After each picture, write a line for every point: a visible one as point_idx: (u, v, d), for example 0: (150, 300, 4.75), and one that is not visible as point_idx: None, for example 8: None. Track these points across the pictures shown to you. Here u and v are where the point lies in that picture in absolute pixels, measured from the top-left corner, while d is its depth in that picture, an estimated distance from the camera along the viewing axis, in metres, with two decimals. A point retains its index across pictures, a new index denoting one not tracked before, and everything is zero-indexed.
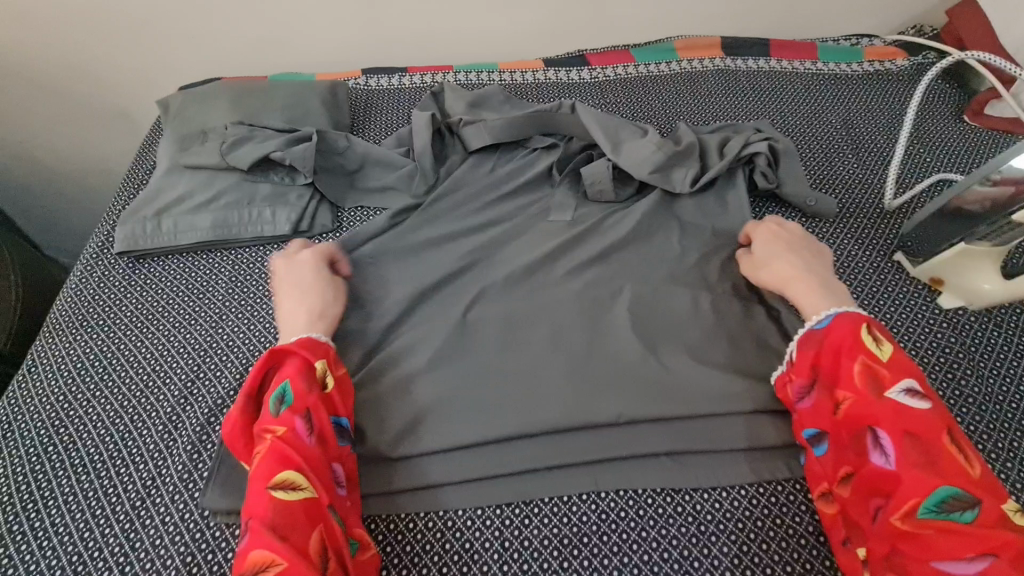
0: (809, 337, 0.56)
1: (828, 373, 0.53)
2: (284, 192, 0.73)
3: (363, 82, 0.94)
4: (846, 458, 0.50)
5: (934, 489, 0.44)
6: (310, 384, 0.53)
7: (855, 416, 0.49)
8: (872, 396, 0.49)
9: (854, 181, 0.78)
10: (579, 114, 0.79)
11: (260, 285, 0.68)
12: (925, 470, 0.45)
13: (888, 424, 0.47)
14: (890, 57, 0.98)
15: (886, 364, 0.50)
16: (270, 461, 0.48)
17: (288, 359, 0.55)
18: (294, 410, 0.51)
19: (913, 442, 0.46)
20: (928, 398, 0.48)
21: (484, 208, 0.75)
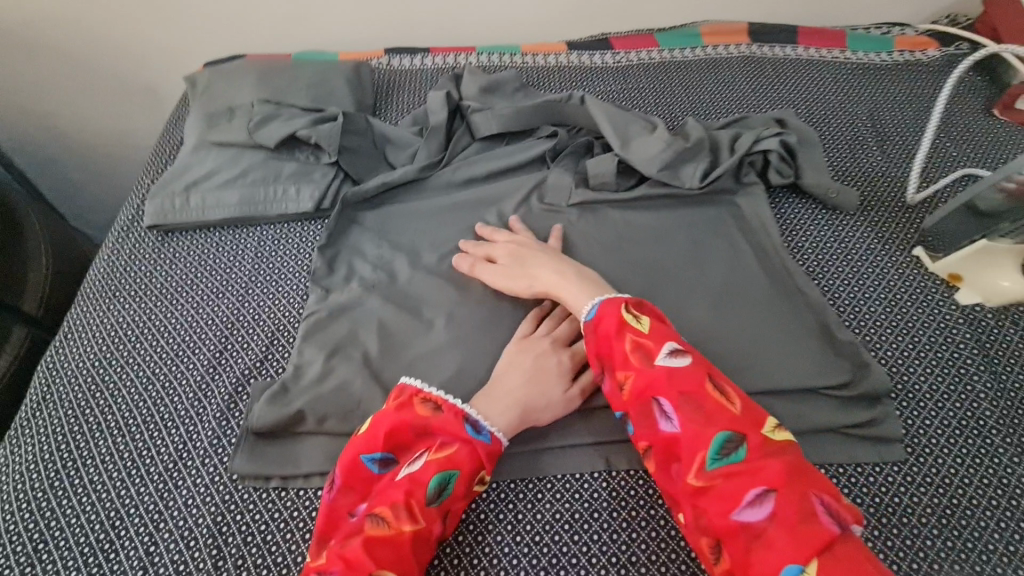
0: (585, 328, 0.57)
1: (609, 360, 0.55)
2: (309, 170, 0.74)
3: (386, 62, 0.94)
4: (640, 431, 0.51)
5: (712, 436, 0.48)
6: (468, 490, 0.51)
7: (639, 389, 0.51)
8: (645, 367, 0.52)
9: (877, 173, 0.78)
10: (588, 107, 0.79)
11: (286, 262, 0.70)
12: (700, 424, 0.48)
13: (665, 390, 0.50)
14: (921, 47, 0.96)
15: (649, 335, 0.53)
16: (390, 550, 0.46)
17: (476, 451, 0.52)
18: (438, 510, 0.49)
19: (686, 399, 0.50)
20: (688, 355, 0.53)
21: (504, 191, 0.76)
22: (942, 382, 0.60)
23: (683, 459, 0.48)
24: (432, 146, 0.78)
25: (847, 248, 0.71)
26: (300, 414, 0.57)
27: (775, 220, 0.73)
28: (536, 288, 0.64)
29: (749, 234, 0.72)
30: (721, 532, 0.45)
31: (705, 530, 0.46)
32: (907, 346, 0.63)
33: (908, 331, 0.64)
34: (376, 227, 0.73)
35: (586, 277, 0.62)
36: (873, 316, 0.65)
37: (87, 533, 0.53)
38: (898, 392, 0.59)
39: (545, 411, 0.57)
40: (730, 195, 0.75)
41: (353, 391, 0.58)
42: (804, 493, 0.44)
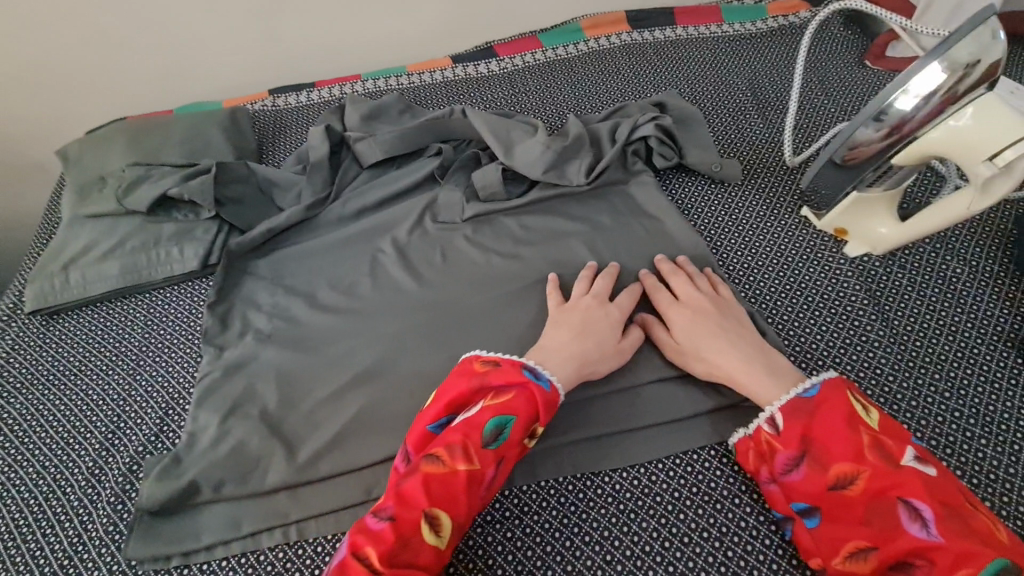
0: (795, 404, 0.51)
1: (824, 443, 0.48)
2: (190, 227, 0.72)
3: (270, 103, 0.93)
4: (867, 530, 0.45)
5: (990, 557, 0.40)
6: (525, 436, 0.51)
7: (879, 489, 0.45)
8: (889, 466, 0.45)
9: (759, 141, 0.79)
10: (469, 120, 0.79)
11: (177, 326, 0.68)
12: (967, 538, 0.41)
13: (915, 491, 0.44)
14: (792, 11, 0.99)
15: (887, 432, 0.47)
16: (444, 488, 0.47)
17: (535, 398, 0.52)
18: (496, 455, 0.49)
19: (949, 511, 0.43)
20: (937, 464, 0.46)
21: (397, 216, 0.75)
22: (836, 338, 0.61)
23: (929, 566, 0.42)
24: (317, 182, 0.77)
25: (738, 219, 0.71)
26: (195, 484, 0.55)
27: (665, 201, 0.73)
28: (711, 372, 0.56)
29: (642, 220, 0.72)
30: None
31: None
32: (802, 307, 0.63)
33: (802, 292, 0.64)
34: (268, 274, 0.71)
35: (773, 365, 0.54)
36: (767, 282, 0.66)
37: None
38: (796, 354, 0.60)
39: (597, 367, 0.57)
40: (619, 184, 0.75)
41: (251, 450, 0.56)
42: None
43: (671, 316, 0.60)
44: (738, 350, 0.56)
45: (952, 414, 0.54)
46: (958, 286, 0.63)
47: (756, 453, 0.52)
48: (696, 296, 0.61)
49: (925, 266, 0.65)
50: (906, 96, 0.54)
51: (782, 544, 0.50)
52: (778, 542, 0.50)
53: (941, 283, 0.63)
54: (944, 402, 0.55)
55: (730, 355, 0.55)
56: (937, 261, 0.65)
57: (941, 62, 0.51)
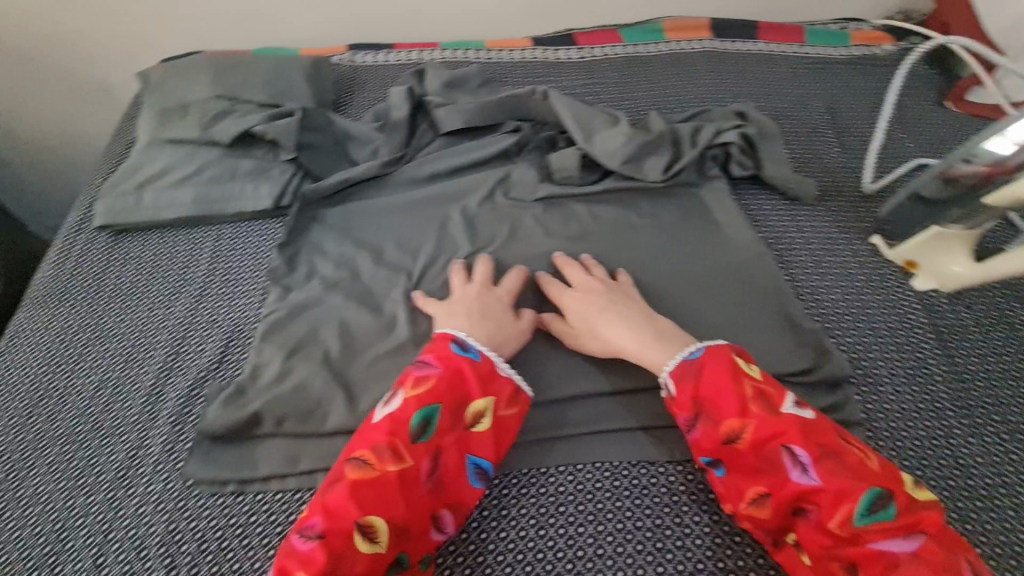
0: (682, 370, 0.54)
1: (710, 401, 0.51)
2: (267, 167, 0.72)
3: (348, 58, 0.93)
4: (759, 479, 0.48)
5: (861, 488, 0.45)
6: (455, 417, 0.51)
7: (763, 440, 0.48)
8: (774, 416, 0.49)
9: (835, 165, 0.79)
10: (551, 102, 0.79)
11: (245, 261, 0.68)
12: (846, 477, 0.45)
13: (799, 438, 0.47)
14: (876, 42, 0.98)
15: (769, 385, 0.51)
16: (373, 491, 0.47)
17: (452, 368, 0.53)
18: (427, 448, 0.49)
19: (824, 450, 0.47)
20: (811, 407, 0.50)
21: (469, 185, 0.75)
22: (899, 366, 0.61)
23: (816, 508, 0.45)
24: (394, 141, 0.77)
25: (810, 237, 0.72)
26: (256, 416, 0.55)
27: (739, 211, 0.74)
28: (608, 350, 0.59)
29: (712, 226, 0.72)
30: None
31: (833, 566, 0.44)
32: (866, 332, 0.64)
33: (868, 317, 0.65)
34: (337, 224, 0.72)
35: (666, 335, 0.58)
36: (833, 302, 0.66)
37: (31, 547, 0.50)
38: (857, 376, 0.60)
39: (504, 347, 0.58)
40: (692, 187, 0.75)
41: (313, 391, 0.57)
42: (948, 549, 0.42)
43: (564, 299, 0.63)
44: (614, 330, 0.59)
45: (1007, 457, 0.55)
46: None
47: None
48: (591, 283, 0.63)
49: (991, 310, 0.65)
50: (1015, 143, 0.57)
51: None
52: None
53: (1006, 329, 0.64)
54: (1002, 445, 0.56)
55: (618, 329, 0.59)
56: (1005, 307, 0.65)
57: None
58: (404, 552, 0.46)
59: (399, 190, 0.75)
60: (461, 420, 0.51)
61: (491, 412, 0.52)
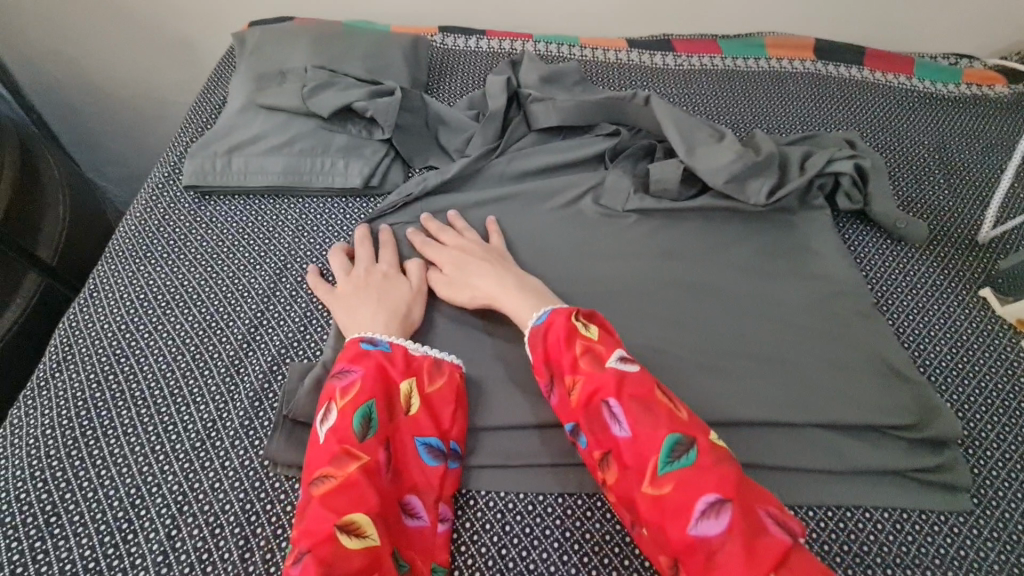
0: (534, 334, 0.53)
1: (558, 364, 0.51)
2: (360, 145, 0.71)
3: (440, 41, 0.91)
4: (591, 440, 0.47)
5: (664, 440, 0.44)
6: (388, 401, 0.50)
7: (590, 396, 0.47)
8: (596, 372, 0.48)
9: (945, 208, 0.75)
10: (652, 109, 0.76)
11: (329, 239, 0.67)
12: (653, 428, 0.45)
13: (616, 393, 0.46)
14: (988, 82, 0.94)
15: (600, 341, 0.50)
16: (343, 495, 0.43)
17: (378, 363, 0.51)
18: (377, 440, 0.47)
19: (638, 403, 0.46)
20: (637, 362, 0.49)
21: (560, 187, 0.73)
22: (1012, 432, 0.57)
23: (631, 466, 0.45)
24: (488, 132, 0.75)
25: (916, 282, 0.68)
26: None
27: (841, 246, 0.70)
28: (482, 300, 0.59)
29: (811, 257, 0.69)
30: (684, 564, 0.41)
31: (662, 545, 0.42)
32: (974, 392, 0.60)
33: (976, 376, 0.61)
34: (425, 210, 0.70)
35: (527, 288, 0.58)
36: (938, 355, 0.62)
37: (104, 510, 0.49)
38: (965, 437, 0.57)
39: (411, 313, 0.59)
40: (793, 215, 0.72)
41: None
42: (753, 506, 0.41)
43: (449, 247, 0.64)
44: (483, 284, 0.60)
45: None
46: None
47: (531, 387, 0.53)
48: (462, 241, 0.64)
49: None
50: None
51: None
52: None
53: None
54: None
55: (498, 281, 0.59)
56: None
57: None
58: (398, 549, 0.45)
59: (488, 183, 0.73)
60: (398, 408, 0.51)
61: (417, 392, 0.52)
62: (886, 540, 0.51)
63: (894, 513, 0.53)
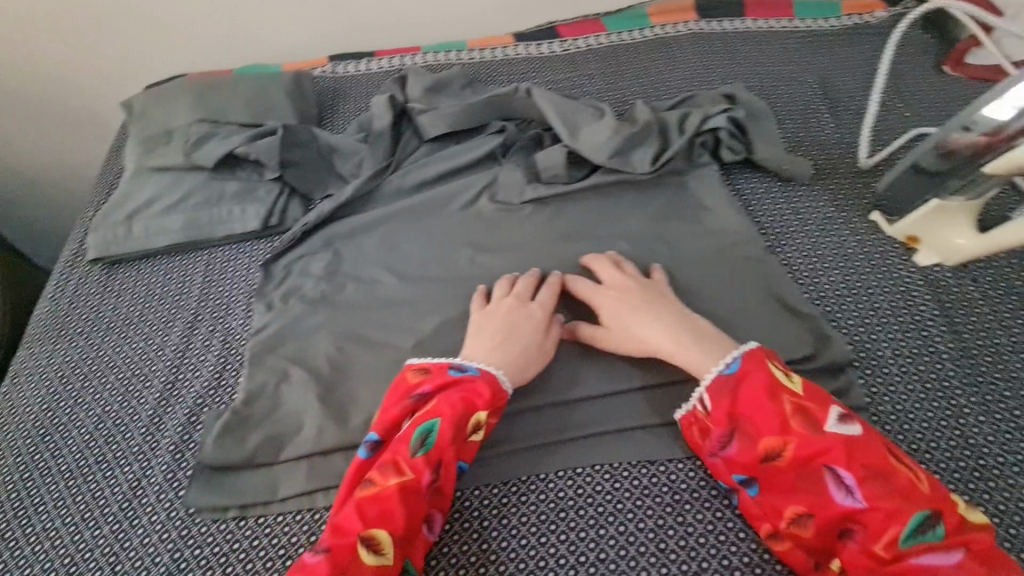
0: (716, 383, 0.52)
1: (750, 419, 0.50)
2: (253, 188, 0.73)
3: (330, 70, 0.93)
4: (799, 500, 0.47)
5: (911, 512, 0.43)
6: (457, 432, 0.51)
7: (806, 457, 0.47)
8: (813, 434, 0.47)
9: (831, 140, 0.77)
10: (535, 98, 0.78)
11: (237, 285, 0.69)
12: (894, 497, 0.44)
13: (843, 459, 0.46)
14: (868, 10, 0.95)
15: (807, 397, 0.49)
16: (379, 508, 0.47)
17: (466, 390, 0.53)
18: (427, 460, 0.49)
19: (869, 471, 0.45)
20: (859, 422, 0.48)
21: (455, 190, 0.75)
22: (903, 346, 0.59)
23: (862, 528, 0.45)
24: (378, 151, 0.76)
25: (809, 217, 0.70)
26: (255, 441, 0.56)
27: (732, 197, 0.72)
28: (643, 351, 0.58)
29: (705, 214, 0.71)
30: None
31: None
32: (869, 313, 0.62)
33: (871, 297, 0.63)
34: (326, 240, 0.72)
35: (699, 334, 0.56)
36: (834, 284, 0.64)
37: None
38: (858, 359, 0.59)
39: (529, 366, 0.58)
40: (683, 176, 0.74)
41: (308, 411, 0.57)
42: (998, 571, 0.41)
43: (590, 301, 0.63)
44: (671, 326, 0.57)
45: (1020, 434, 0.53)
46: None
47: (699, 429, 0.53)
48: (620, 278, 0.63)
49: (997, 280, 0.63)
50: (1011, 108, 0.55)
51: None
52: None
53: (1013, 299, 0.61)
54: (1012, 423, 0.54)
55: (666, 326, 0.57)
56: (1012, 275, 0.63)
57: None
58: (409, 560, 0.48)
59: (385, 200, 0.75)
60: (462, 432, 0.52)
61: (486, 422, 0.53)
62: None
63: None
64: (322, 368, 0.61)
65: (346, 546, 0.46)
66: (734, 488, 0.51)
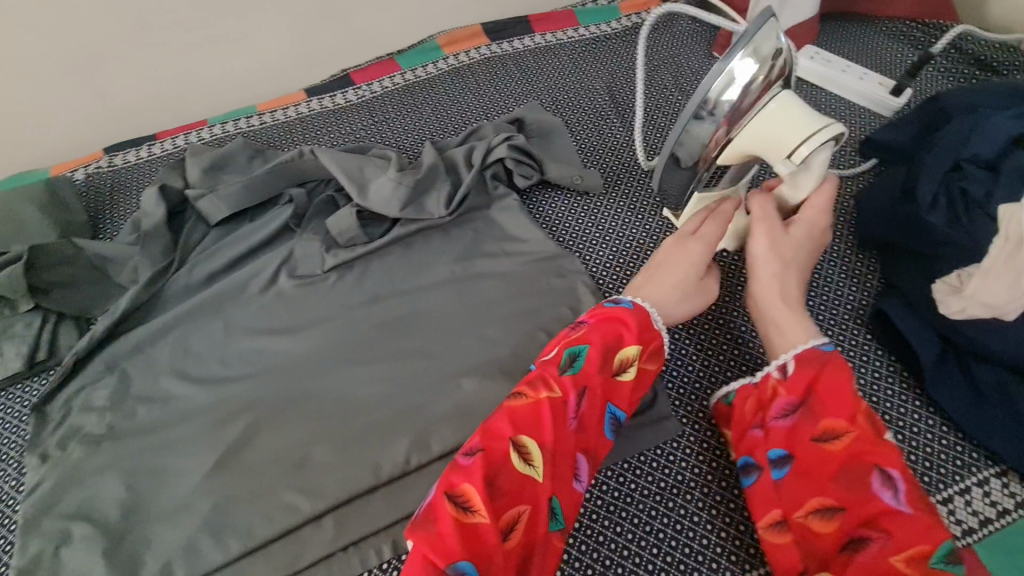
0: (807, 355, 0.49)
1: (825, 395, 0.47)
2: (8, 325, 0.64)
3: (105, 163, 0.84)
4: (833, 491, 0.44)
5: (945, 538, 0.39)
6: (604, 364, 0.50)
7: (859, 451, 0.44)
8: (879, 433, 0.44)
9: (620, 145, 0.81)
10: (320, 158, 0.74)
11: (4, 441, 0.60)
12: (934, 520, 0.40)
13: (896, 464, 0.43)
14: (644, 7, 0.99)
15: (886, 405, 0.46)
16: (530, 417, 0.46)
17: (616, 319, 0.52)
18: (575, 382, 0.48)
19: (919, 487, 0.42)
20: None
21: (251, 274, 0.70)
22: (703, 340, 0.63)
23: (886, 537, 0.41)
24: (156, 250, 0.70)
25: (609, 226, 0.72)
26: None
27: (535, 220, 0.73)
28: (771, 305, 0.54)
29: (507, 246, 0.70)
30: None
31: None
32: None
33: None
34: (108, 362, 0.64)
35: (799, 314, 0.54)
36: None
37: None
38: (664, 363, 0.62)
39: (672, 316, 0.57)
40: (484, 210, 0.73)
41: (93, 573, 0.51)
42: None
43: (757, 213, 0.57)
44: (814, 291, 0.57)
45: None
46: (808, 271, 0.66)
47: (754, 402, 0.52)
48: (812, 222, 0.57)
49: None
50: (732, 85, 0.47)
51: (666, 564, 0.51)
52: (660, 563, 0.51)
53: None
54: None
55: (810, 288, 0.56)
56: None
57: (749, 51, 0.46)
58: (556, 498, 0.45)
59: (174, 302, 0.69)
60: (614, 367, 0.50)
61: (637, 362, 0.52)
62: (626, 492, 0.55)
63: (631, 462, 0.57)
64: (108, 515, 0.54)
65: (494, 446, 0.44)
66: (764, 466, 0.48)
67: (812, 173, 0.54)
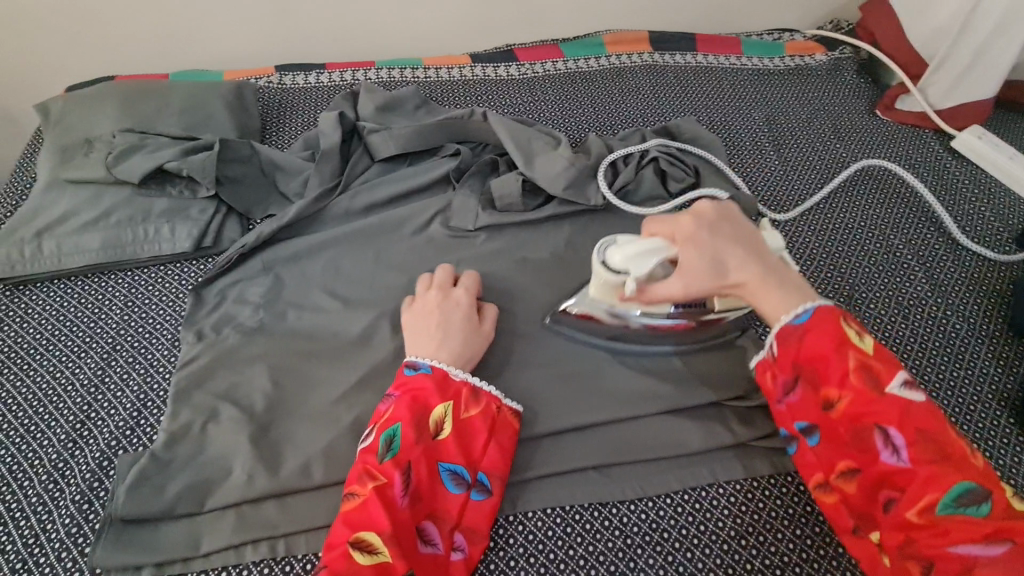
0: (786, 332, 0.48)
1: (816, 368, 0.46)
2: (185, 206, 0.67)
3: (276, 80, 0.87)
4: (848, 454, 0.44)
5: (951, 483, 0.40)
6: (421, 435, 0.50)
7: (856, 415, 0.44)
8: (875, 393, 0.43)
9: (775, 175, 0.81)
10: (490, 122, 0.76)
11: (160, 312, 0.63)
12: (940, 468, 0.40)
13: (897, 424, 0.42)
14: (809, 52, 1.00)
15: (876, 357, 0.45)
16: (365, 512, 0.46)
17: (412, 390, 0.52)
18: (396, 462, 0.48)
19: (925, 439, 0.41)
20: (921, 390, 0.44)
21: (406, 213, 0.72)
22: None
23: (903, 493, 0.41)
24: (325, 171, 0.73)
25: None
26: (177, 490, 0.51)
27: None
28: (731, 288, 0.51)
29: None
30: None
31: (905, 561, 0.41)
32: None
33: None
34: (265, 264, 0.67)
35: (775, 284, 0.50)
36: None
37: None
38: None
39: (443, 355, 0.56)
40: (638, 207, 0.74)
41: (238, 453, 0.53)
42: None
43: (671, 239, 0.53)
44: (761, 266, 0.50)
45: None
46: (958, 345, 0.66)
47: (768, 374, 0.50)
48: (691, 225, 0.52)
49: (929, 322, 0.67)
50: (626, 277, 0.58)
51: None
52: None
53: (943, 339, 0.66)
54: None
55: (761, 268, 0.50)
56: (941, 316, 0.68)
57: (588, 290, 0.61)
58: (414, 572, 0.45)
59: (332, 224, 0.71)
60: (428, 434, 0.50)
61: (451, 418, 0.51)
62: (753, 509, 0.54)
63: (761, 482, 0.55)
64: (254, 403, 0.56)
65: (345, 544, 0.44)
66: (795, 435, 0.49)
67: (630, 261, 0.53)
